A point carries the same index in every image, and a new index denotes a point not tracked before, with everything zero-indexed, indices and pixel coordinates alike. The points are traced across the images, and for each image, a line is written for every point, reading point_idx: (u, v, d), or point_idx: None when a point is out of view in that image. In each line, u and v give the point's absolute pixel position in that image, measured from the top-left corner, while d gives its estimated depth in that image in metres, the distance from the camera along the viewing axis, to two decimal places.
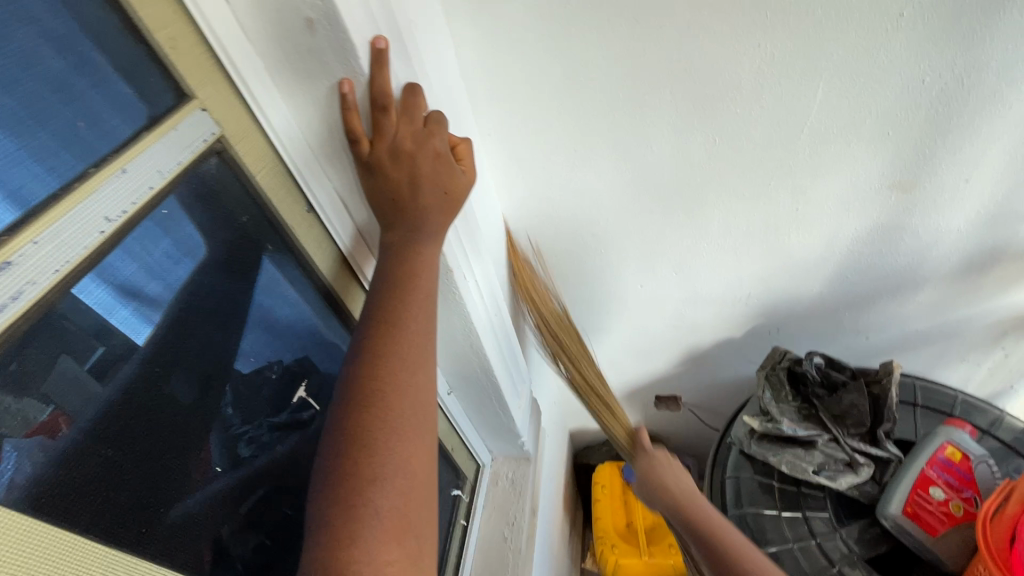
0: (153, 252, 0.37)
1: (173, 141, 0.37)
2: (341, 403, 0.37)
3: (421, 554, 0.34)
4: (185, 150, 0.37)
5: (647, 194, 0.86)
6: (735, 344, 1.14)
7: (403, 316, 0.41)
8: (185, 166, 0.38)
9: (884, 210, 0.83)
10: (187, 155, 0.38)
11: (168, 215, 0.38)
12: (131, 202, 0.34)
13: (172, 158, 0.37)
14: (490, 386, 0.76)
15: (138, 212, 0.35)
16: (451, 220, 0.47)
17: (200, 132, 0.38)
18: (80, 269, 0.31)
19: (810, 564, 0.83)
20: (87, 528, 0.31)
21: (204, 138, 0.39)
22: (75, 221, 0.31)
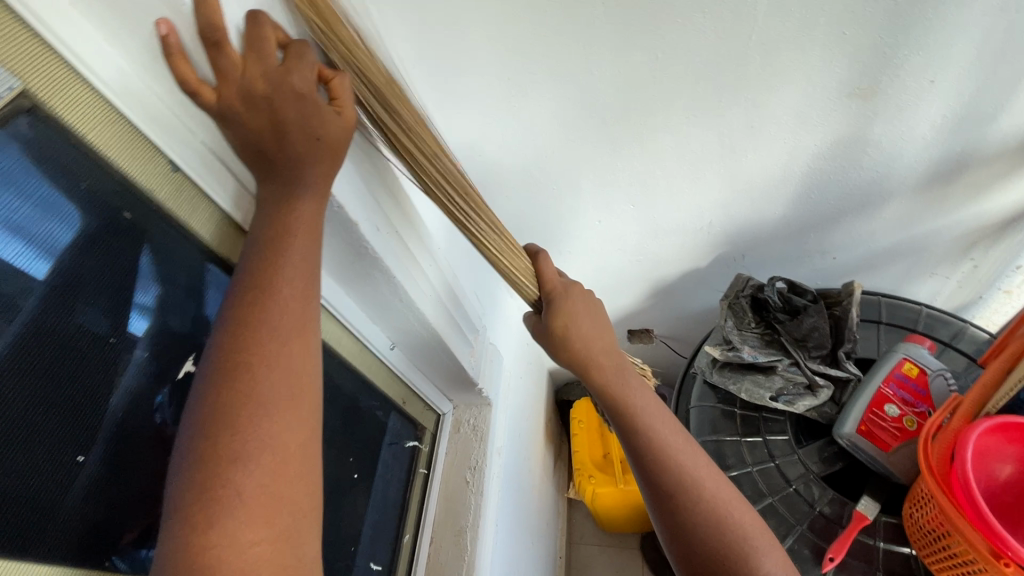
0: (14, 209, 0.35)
1: None
2: (204, 379, 0.34)
3: (299, 529, 0.32)
4: None
5: (592, 123, 0.80)
6: (701, 274, 1.11)
7: (274, 279, 0.38)
8: None
9: (845, 122, 0.77)
10: None
11: None
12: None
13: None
14: (432, 340, 0.73)
15: None
16: (334, 168, 0.42)
17: None
18: None
19: (768, 484, 0.84)
20: None
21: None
22: None
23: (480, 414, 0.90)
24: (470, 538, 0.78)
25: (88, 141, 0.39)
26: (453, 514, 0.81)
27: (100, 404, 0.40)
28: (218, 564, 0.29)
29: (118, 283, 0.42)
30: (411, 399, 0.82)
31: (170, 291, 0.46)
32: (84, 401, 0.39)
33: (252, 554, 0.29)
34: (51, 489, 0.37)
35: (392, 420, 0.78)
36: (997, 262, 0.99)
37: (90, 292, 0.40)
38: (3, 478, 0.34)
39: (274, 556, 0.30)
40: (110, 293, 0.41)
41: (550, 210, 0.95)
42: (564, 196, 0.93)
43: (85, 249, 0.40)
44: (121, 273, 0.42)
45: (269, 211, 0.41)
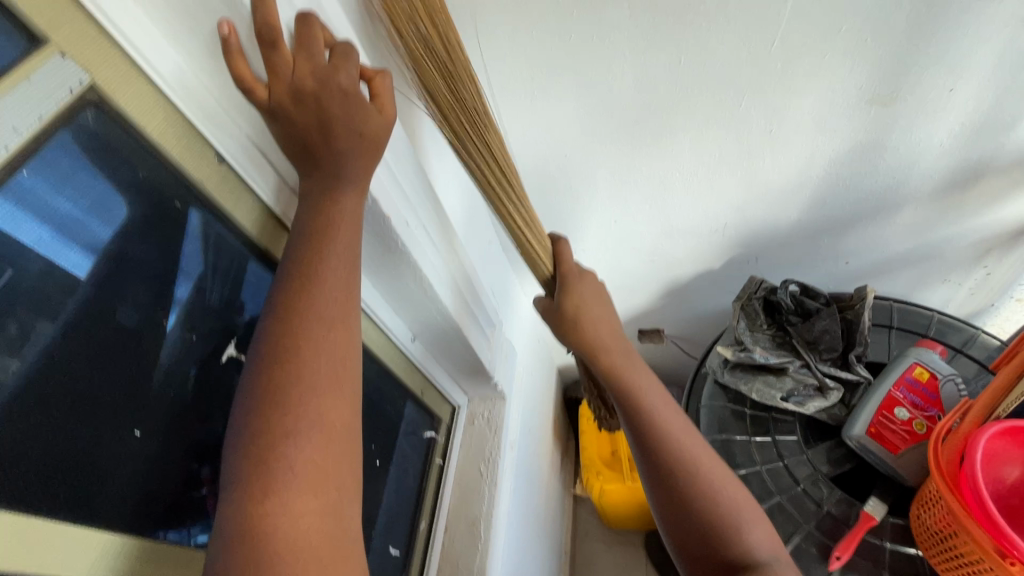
0: (59, 207, 0.37)
1: (29, 92, 0.34)
2: (255, 360, 0.36)
3: (343, 502, 0.34)
4: (46, 102, 0.35)
5: (613, 124, 0.82)
6: (714, 276, 1.12)
7: (318, 268, 0.40)
8: (50, 121, 0.35)
9: (863, 128, 0.78)
10: (49, 107, 0.35)
11: (32, 176, 0.35)
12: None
13: (32, 109, 0.34)
14: (453, 332, 0.75)
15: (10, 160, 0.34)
16: (373, 164, 0.44)
17: (63, 82, 0.36)
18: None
19: (777, 483, 0.85)
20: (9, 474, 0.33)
21: (69, 89, 0.36)
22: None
23: (494, 407, 0.92)
24: (483, 528, 0.80)
25: (145, 133, 0.41)
26: (468, 504, 0.83)
27: (149, 382, 0.42)
28: (271, 530, 0.31)
29: (164, 269, 0.44)
30: (428, 390, 0.84)
31: (212, 278, 0.48)
32: (135, 378, 0.41)
33: (302, 523, 0.31)
34: (107, 462, 0.39)
35: (411, 411, 0.80)
36: (1010, 270, 1.00)
37: (140, 277, 0.42)
38: (64, 446, 0.37)
39: (321, 526, 0.32)
40: (158, 279, 0.43)
41: (568, 209, 0.97)
42: (581, 195, 0.95)
43: (134, 235, 0.41)
44: (169, 260, 0.44)
45: (311, 203, 0.43)
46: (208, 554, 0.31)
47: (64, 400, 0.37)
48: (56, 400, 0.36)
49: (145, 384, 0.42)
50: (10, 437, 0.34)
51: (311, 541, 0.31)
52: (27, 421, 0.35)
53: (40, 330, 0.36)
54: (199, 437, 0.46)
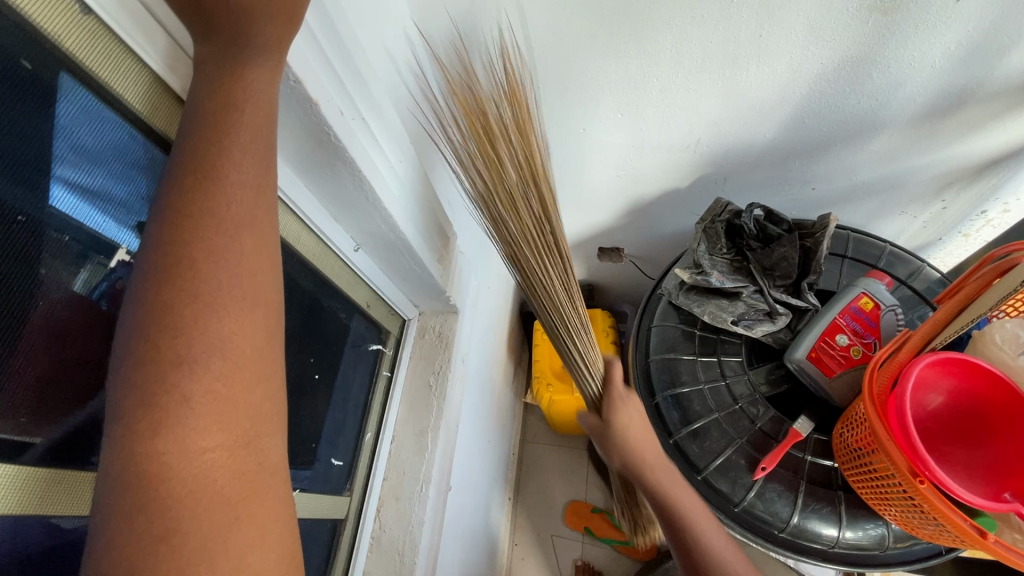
0: None
1: None
2: (139, 274, 0.30)
3: (258, 432, 0.30)
4: None
5: (588, 14, 0.71)
6: (680, 195, 1.08)
7: (217, 162, 0.32)
8: None
9: (858, 39, 0.71)
10: None
11: None
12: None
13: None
14: (401, 244, 0.69)
15: None
16: (287, 32, 0.35)
17: None
18: None
19: (716, 401, 0.89)
20: None
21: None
22: None
23: (445, 322, 0.89)
24: (431, 438, 0.80)
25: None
26: (416, 416, 0.83)
27: (32, 287, 0.37)
28: (168, 471, 0.27)
29: (31, 152, 0.36)
30: (375, 303, 0.79)
31: (94, 166, 0.40)
32: (16, 275, 0.36)
33: (205, 459, 0.27)
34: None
35: (357, 323, 0.76)
36: (966, 204, 1.00)
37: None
38: None
39: (230, 461, 0.28)
40: (28, 165, 0.36)
41: None
42: (549, 97, 0.85)
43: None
44: (32, 140, 0.36)
45: (209, 76, 0.35)
46: (95, 497, 0.27)
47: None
48: None
49: (27, 283, 0.36)
50: None
51: (219, 479, 0.28)
52: None
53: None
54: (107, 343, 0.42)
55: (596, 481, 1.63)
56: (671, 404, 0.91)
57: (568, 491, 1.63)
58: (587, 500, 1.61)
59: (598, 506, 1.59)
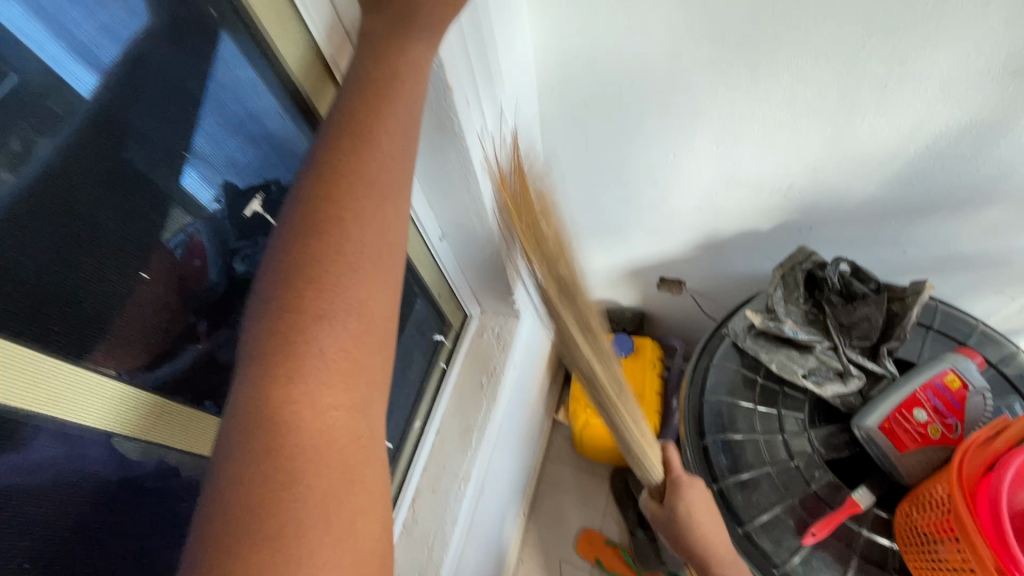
0: None
1: None
2: (287, 225, 0.31)
3: (371, 400, 0.30)
4: None
5: (710, 42, 0.70)
6: (758, 238, 1.05)
7: (372, 127, 0.33)
8: None
9: (990, 104, 0.68)
10: None
11: None
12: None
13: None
14: (485, 238, 0.70)
15: None
16: (452, 15, 0.36)
17: None
18: None
19: (771, 456, 0.85)
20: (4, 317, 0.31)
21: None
22: None
23: (505, 325, 0.89)
24: (476, 437, 0.80)
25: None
26: (463, 413, 0.82)
27: (148, 246, 0.39)
28: (296, 421, 0.27)
29: (186, 88, 0.40)
30: (444, 294, 0.80)
31: (222, 131, 0.44)
32: (138, 236, 0.38)
33: (329, 416, 0.28)
34: (111, 302, 0.37)
35: (422, 310, 0.77)
36: None
37: (137, 132, 0.37)
38: (66, 275, 0.34)
39: (348, 424, 0.29)
40: (170, 129, 0.39)
41: (629, 131, 0.88)
42: (646, 118, 0.84)
43: (138, 75, 0.36)
44: (182, 85, 0.40)
45: (372, 49, 0.36)
46: (223, 433, 0.28)
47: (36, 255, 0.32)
48: (50, 226, 0.33)
49: (147, 239, 0.39)
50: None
51: (336, 439, 0.28)
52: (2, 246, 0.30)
53: (24, 131, 0.31)
54: (185, 290, 0.44)
55: (614, 514, 1.58)
56: (721, 449, 0.87)
57: (584, 519, 1.59)
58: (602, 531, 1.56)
59: (613, 540, 1.54)
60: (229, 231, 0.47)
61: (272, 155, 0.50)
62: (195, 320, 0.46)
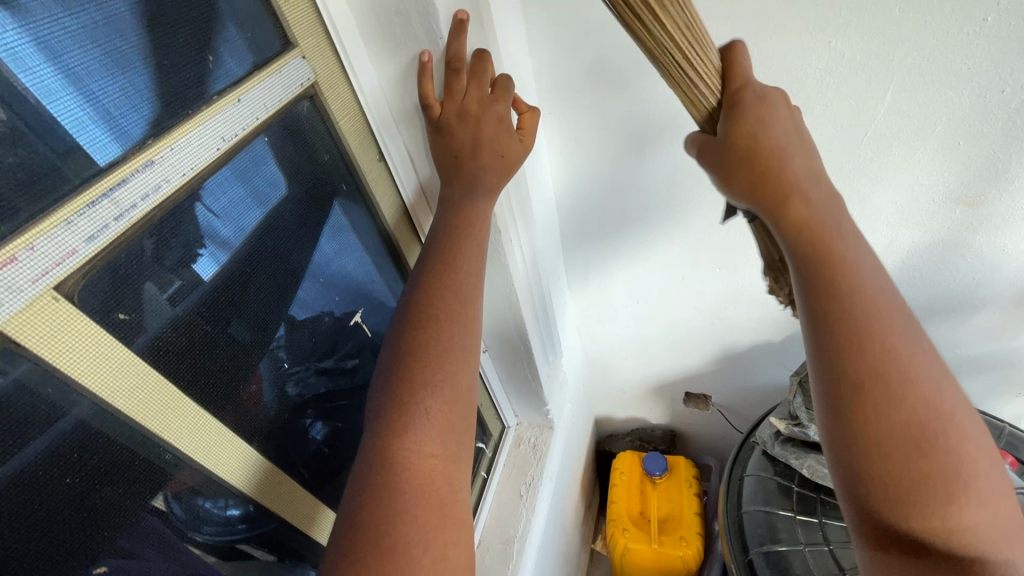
0: (235, 191, 0.44)
1: (277, 81, 0.45)
2: (400, 321, 0.42)
3: (458, 454, 0.39)
4: (285, 90, 0.46)
5: (699, 187, 0.86)
6: (772, 348, 1.13)
7: (457, 258, 0.46)
8: (284, 104, 0.47)
9: (947, 226, 0.81)
10: (286, 94, 0.46)
11: (237, 167, 0.44)
12: (184, 172, 0.39)
13: (242, 118, 0.43)
14: (523, 350, 0.80)
15: (227, 151, 0.43)
16: (506, 182, 0.51)
17: (299, 77, 0.47)
18: (204, 173, 0.41)
19: (819, 566, 0.84)
20: (182, 383, 0.41)
21: (301, 83, 0.47)
22: (198, 136, 0.40)
23: (541, 435, 0.95)
24: (517, 549, 0.81)
25: (339, 128, 0.52)
26: (504, 524, 0.84)
27: (253, 366, 0.48)
28: (405, 463, 0.37)
29: (313, 233, 0.54)
30: (485, 403, 0.88)
31: (312, 286, 0.55)
32: (249, 358, 0.48)
33: (426, 462, 0.37)
34: (239, 389, 0.47)
35: None
36: None
37: (277, 263, 0.50)
38: (219, 368, 0.44)
39: (441, 469, 0.38)
40: (284, 275, 0.51)
41: (641, 259, 1.02)
42: (655, 248, 0.99)
43: (274, 232, 0.49)
44: (308, 236, 0.53)
45: (450, 206, 0.49)
46: (354, 472, 0.37)
47: (187, 364, 0.41)
48: (210, 332, 0.43)
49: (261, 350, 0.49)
50: (171, 363, 0.40)
51: (431, 481, 0.37)
52: (191, 337, 0.42)
53: (154, 304, 0.39)
54: (256, 408, 0.50)
55: None
56: (767, 562, 0.86)
57: None
58: None
59: None
60: (282, 358, 0.53)
61: (348, 284, 0.61)
62: (247, 439, 0.49)
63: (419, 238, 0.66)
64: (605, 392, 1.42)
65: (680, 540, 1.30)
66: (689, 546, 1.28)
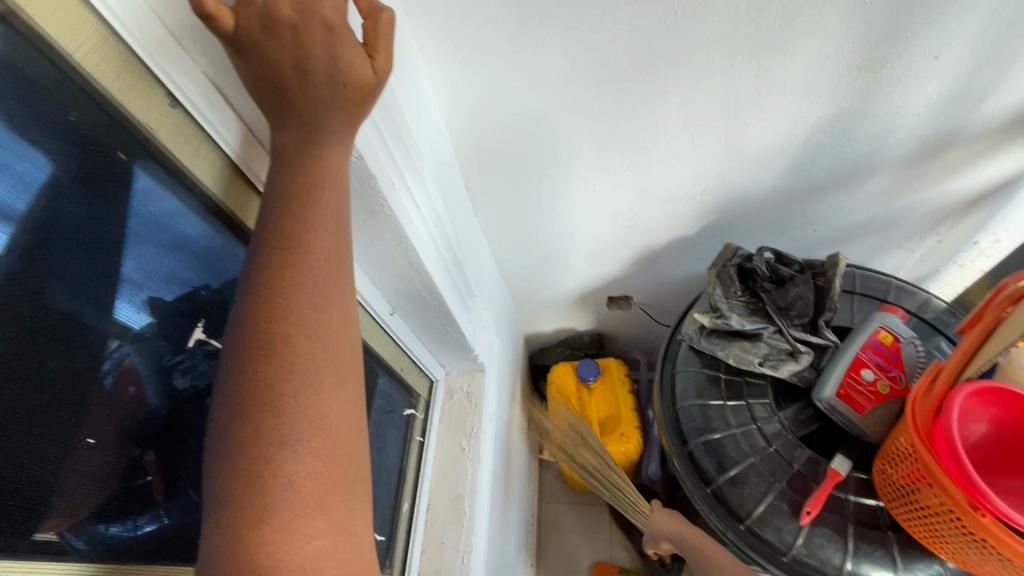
0: None
1: None
2: (238, 356, 0.33)
3: (352, 516, 0.33)
4: None
5: (604, 81, 0.75)
6: (686, 243, 1.12)
7: (304, 241, 0.36)
8: None
9: (848, 94, 0.77)
10: None
11: None
12: None
13: None
14: (436, 303, 0.70)
15: None
16: (357, 116, 0.39)
17: None
18: None
19: (750, 446, 0.88)
20: None
21: None
22: None
23: (472, 381, 0.89)
24: (468, 503, 0.78)
25: (76, 64, 0.35)
26: (450, 481, 0.81)
27: (56, 441, 0.36)
28: (277, 558, 0.30)
29: (101, 234, 0.38)
30: (406, 365, 0.79)
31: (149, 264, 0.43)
32: (54, 433, 0.36)
33: (309, 549, 0.31)
34: (41, 480, 0.35)
35: (388, 388, 0.75)
36: (958, 237, 1.06)
37: (58, 279, 0.36)
38: None
39: (329, 545, 0.32)
40: (84, 295, 0.37)
41: (548, 172, 0.92)
42: (560, 158, 0.89)
43: (44, 249, 0.35)
44: (102, 240, 0.38)
45: (286, 166, 0.38)
46: (199, 567, 0.30)
47: None
48: None
49: (75, 412, 0.37)
50: None
51: (324, 561, 0.31)
52: None
53: None
54: (87, 484, 0.38)
55: (621, 540, 1.54)
56: (704, 451, 0.90)
57: (592, 554, 1.53)
58: (613, 560, 1.51)
59: (625, 567, 1.49)
60: (163, 352, 0.45)
61: (208, 261, 0.49)
62: (140, 451, 0.42)
63: (257, 190, 0.51)
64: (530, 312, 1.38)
65: (620, 437, 1.36)
66: (629, 440, 1.35)
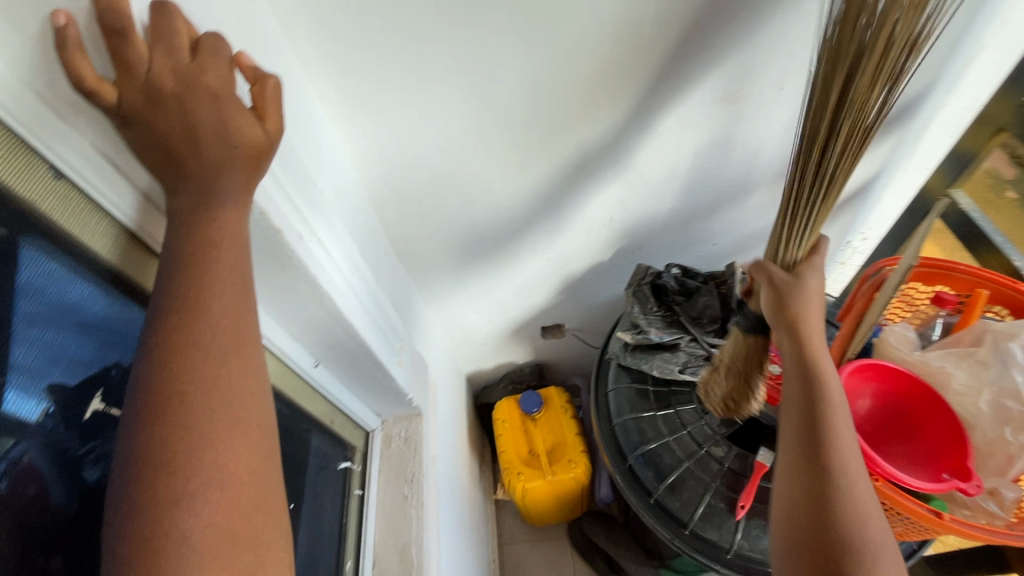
0: None
1: None
2: (133, 420, 0.33)
3: (262, 565, 0.34)
4: None
5: (505, 126, 0.81)
6: (605, 267, 1.19)
7: (200, 298, 0.37)
8: None
9: (717, 124, 0.88)
10: None
11: None
12: None
13: None
14: (361, 350, 0.70)
15: None
16: (254, 178, 0.41)
17: None
18: None
19: (683, 450, 0.92)
20: None
21: None
22: None
23: (410, 426, 0.88)
24: (415, 552, 0.76)
25: None
26: (395, 532, 0.79)
27: None
28: None
29: None
30: (337, 418, 0.78)
31: (43, 346, 0.42)
32: None
33: None
34: None
35: (320, 443, 0.73)
36: (834, 238, 1.20)
37: None
38: None
39: None
40: None
41: (465, 213, 0.97)
42: (475, 199, 0.94)
43: None
44: None
45: (181, 227, 0.39)
46: None
47: None
48: None
49: None
50: None
51: None
52: None
53: None
54: None
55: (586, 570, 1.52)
56: (643, 463, 0.94)
57: None
58: None
59: None
60: (66, 438, 0.43)
61: (115, 339, 0.48)
62: (44, 557, 0.41)
63: (154, 253, 0.50)
64: (467, 351, 1.39)
65: (569, 463, 1.37)
66: (577, 466, 1.36)
